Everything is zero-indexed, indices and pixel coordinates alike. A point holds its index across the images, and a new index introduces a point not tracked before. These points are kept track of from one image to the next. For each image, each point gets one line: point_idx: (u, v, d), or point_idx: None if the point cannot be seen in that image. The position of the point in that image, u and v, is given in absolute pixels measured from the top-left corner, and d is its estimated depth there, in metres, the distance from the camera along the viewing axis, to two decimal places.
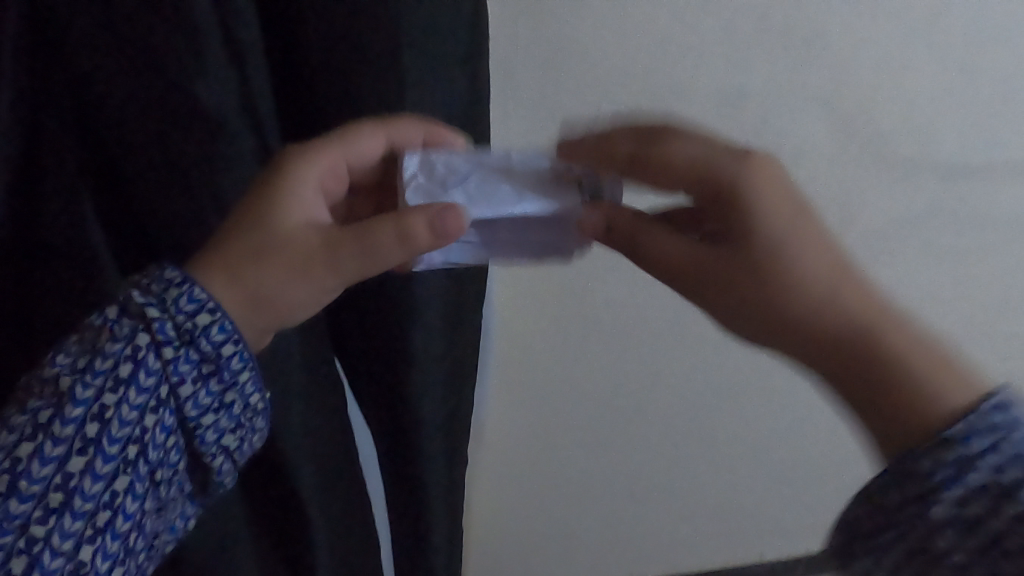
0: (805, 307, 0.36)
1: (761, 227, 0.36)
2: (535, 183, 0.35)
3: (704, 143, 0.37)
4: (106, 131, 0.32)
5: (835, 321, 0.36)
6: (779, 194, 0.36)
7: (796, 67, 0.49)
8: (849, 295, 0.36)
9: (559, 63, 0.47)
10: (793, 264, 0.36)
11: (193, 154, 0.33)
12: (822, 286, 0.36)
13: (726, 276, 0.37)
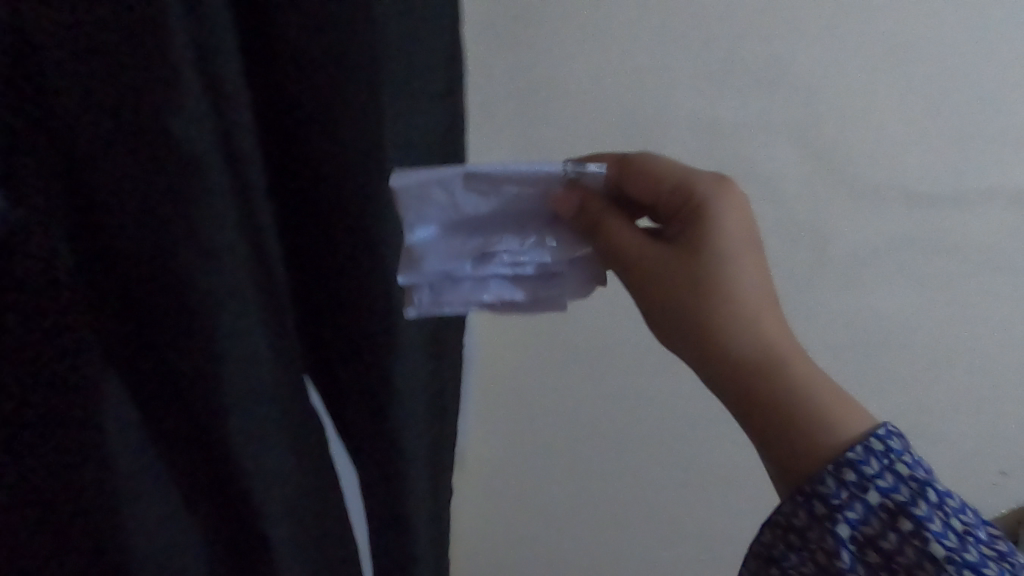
0: (733, 329, 0.37)
1: (716, 243, 0.37)
2: (521, 199, 0.34)
3: (684, 166, 0.39)
4: None
5: (762, 347, 0.37)
6: (745, 237, 0.38)
7: (765, 104, 0.49)
8: (776, 332, 0.37)
9: (538, 90, 0.49)
10: (733, 281, 0.37)
11: None
12: (753, 314, 0.37)
13: (668, 275, 0.37)
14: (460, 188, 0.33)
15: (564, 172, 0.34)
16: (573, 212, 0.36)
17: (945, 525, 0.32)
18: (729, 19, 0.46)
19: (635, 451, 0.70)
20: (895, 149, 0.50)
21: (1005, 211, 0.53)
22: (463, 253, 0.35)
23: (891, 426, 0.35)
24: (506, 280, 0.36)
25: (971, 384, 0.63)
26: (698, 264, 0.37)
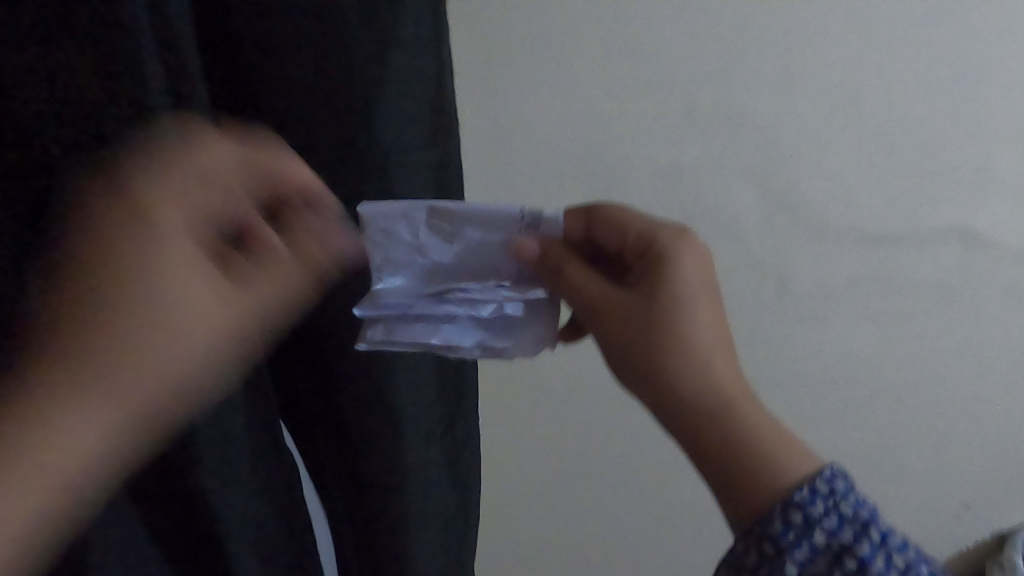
0: (682, 367, 0.37)
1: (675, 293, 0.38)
2: (483, 244, 0.36)
3: (650, 216, 0.40)
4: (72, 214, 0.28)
5: (714, 388, 0.37)
6: (703, 287, 0.39)
7: (724, 155, 0.51)
8: (723, 375, 0.38)
9: (504, 134, 0.50)
10: (687, 325, 0.38)
11: None
12: (704, 357, 0.37)
13: (622, 318, 0.38)
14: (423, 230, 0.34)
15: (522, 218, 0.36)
16: (537, 262, 0.36)
17: (888, 563, 0.32)
18: (692, 69, 0.48)
19: (615, 492, 0.70)
20: (847, 190, 0.53)
21: (953, 250, 0.55)
22: (421, 296, 0.35)
23: (835, 467, 0.35)
24: (464, 317, 0.36)
25: (938, 418, 0.65)
26: (648, 309, 0.38)
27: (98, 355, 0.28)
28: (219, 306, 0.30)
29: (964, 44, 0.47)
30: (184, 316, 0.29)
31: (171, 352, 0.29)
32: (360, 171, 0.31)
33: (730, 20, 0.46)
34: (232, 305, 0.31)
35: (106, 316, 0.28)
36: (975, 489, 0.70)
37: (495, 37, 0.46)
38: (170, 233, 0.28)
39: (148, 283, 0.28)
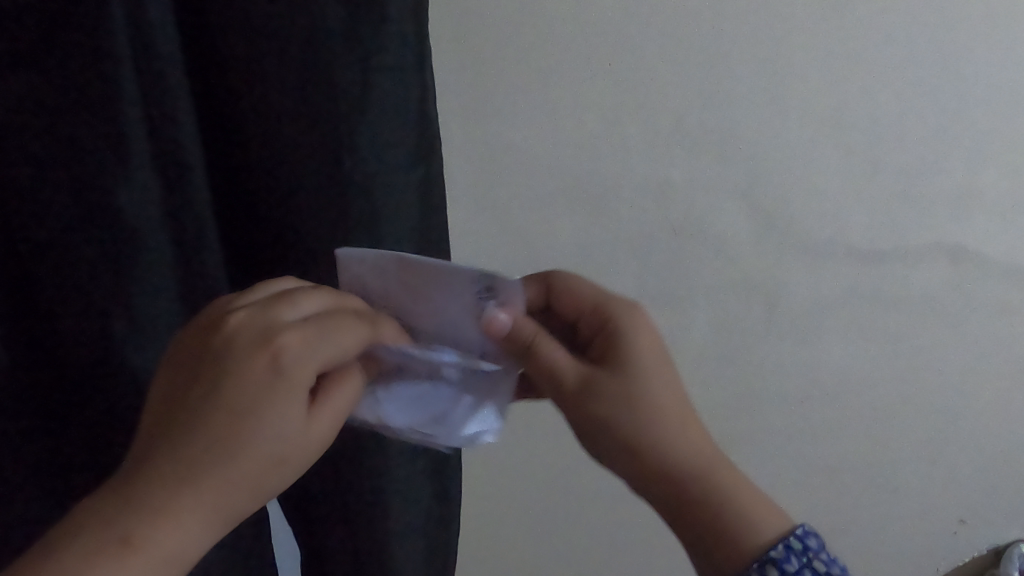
0: (654, 430, 0.40)
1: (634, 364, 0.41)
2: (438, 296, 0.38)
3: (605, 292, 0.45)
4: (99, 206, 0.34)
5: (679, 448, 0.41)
6: (656, 357, 0.42)
7: (718, 171, 0.52)
8: (690, 434, 0.41)
9: (496, 157, 0.51)
10: (652, 389, 0.41)
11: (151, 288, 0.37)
12: (673, 417, 0.41)
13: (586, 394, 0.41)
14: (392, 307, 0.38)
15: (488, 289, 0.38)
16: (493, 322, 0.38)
17: None
18: (685, 88, 0.48)
19: (612, 511, 0.70)
20: (837, 208, 0.53)
21: (944, 265, 0.56)
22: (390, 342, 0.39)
23: (806, 527, 0.38)
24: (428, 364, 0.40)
25: (933, 432, 0.65)
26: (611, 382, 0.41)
27: (226, 445, 0.31)
28: (316, 412, 0.34)
29: (950, 64, 0.48)
30: (287, 422, 0.33)
31: (278, 450, 0.32)
32: (321, 169, 0.37)
33: (717, 42, 0.47)
34: (320, 412, 0.34)
35: (231, 415, 0.31)
36: (972, 502, 0.70)
37: (485, 61, 0.47)
38: (292, 352, 0.33)
39: (267, 389, 0.32)
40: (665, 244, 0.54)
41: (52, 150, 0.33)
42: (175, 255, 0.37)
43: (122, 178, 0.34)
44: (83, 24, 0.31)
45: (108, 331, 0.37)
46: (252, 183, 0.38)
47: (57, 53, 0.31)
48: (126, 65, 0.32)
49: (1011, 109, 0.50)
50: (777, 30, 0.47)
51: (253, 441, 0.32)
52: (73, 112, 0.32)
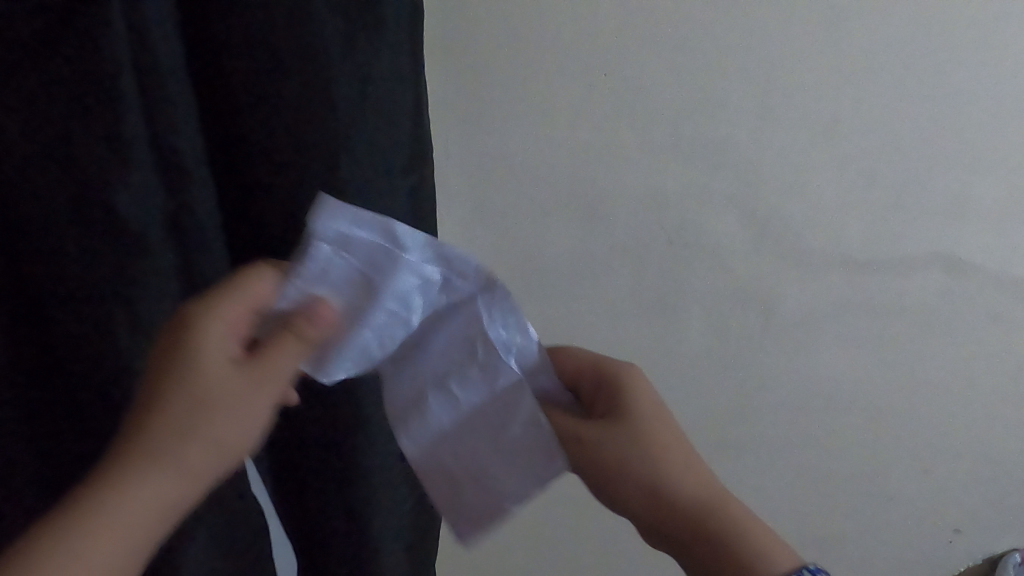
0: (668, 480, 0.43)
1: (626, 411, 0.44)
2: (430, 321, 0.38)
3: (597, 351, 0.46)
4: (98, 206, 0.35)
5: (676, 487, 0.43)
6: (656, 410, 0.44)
7: (712, 180, 0.52)
8: (696, 483, 0.43)
9: (492, 166, 0.51)
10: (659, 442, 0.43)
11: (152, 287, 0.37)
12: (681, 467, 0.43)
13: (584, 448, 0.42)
14: (380, 329, 0.37)
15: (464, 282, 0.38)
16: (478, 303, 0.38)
17: None
18: (677, 100, 0.49)
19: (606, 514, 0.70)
20: (832, 219, 0.53)
21: (937, 276, 0.56)
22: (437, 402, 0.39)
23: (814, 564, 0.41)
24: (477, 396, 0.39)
25: (929, 441, 0.65)
26: (605, 431, 0.43)
27: (155, 442, 0.31)
28: (247, 391, 0.33)
29: (943, 76, 0.48)
30: (218, 408, 0.32)
31: (211, 435, 0.32)
32: (321, 186, 0.38)
33: (714, 54, 0.47)
34: (255, 390, 0.33)
35: (156, 415, 0.31)
36: (966, 512, 0.70)
37: (482, 72, 0.48)
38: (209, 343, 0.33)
39: (186, 382, 0.32)
40: (659, 252, 0.55)
41: (54, 150, 0.34)
42: (178, 258, 0.38)
43: (121, 185, 0.34)
44: (85, 33, 0.31)
45: (106, 333, 0.38)
46: (254, 195, 0.39)
47: (60, 62, 0.32)
48: (128, 74, 0.32)
49: (1007, 122, 0.50)
50: (773, 41, 0.47)
51: (183, 433, 0.32)
52: (74, 119, 0.33)
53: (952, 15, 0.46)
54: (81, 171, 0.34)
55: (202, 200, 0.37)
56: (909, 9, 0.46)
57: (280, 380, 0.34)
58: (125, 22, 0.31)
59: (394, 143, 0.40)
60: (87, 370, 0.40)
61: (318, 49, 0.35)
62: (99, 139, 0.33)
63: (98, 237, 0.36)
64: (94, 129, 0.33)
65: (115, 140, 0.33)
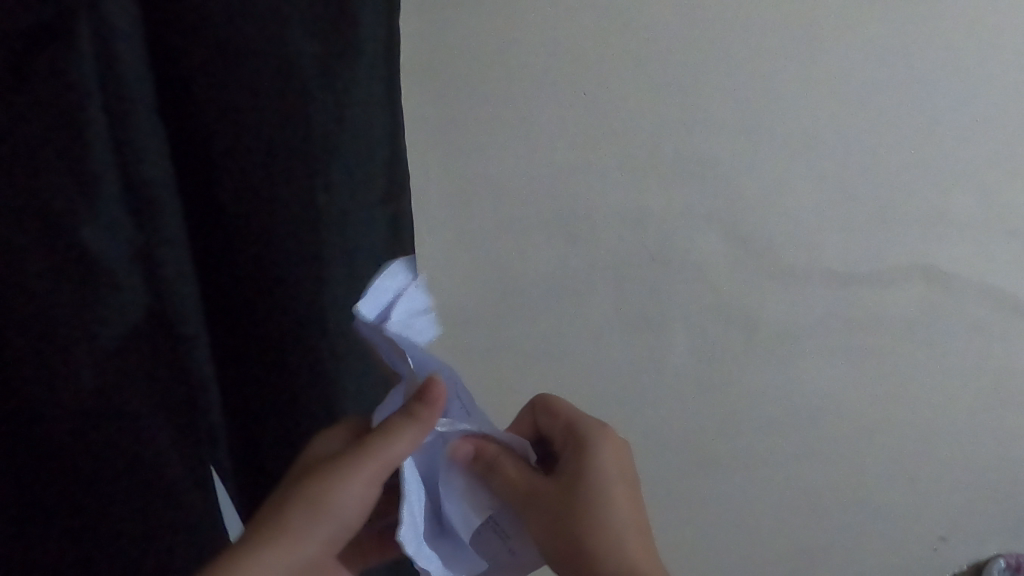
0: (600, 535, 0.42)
1: (587, 474, 0.43)
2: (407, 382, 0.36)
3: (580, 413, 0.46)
4: (70, 245, 0.37)
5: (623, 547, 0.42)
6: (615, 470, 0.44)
7: (691, 197, 0.52)
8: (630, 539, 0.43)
9: (474, 187, 0.52)
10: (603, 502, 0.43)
11: (123, 321, 0.40)
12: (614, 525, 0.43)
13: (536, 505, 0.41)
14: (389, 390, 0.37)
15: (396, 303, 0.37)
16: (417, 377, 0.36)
17: None
18: (656, 120, 0.49)
19: None
20: (811, 233, 0.54)
21: (916, 287, 0.57)
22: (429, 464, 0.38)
23: None
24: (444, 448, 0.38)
25: (913, 450, 0.66)
26: (563, 488, 0.43)
27: (294, 507, 0.38)
28: (367, 465, 0.37)
29: (915, 92, 0.49)
30: (340, 477, 0.38)
31: (341, 503, 0.38)
32: (298, 205, 0.38)
33: (691, 71, 0.48)
34: (373, 464, 0.37)
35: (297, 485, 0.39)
36: (951, 522, 0.71)
37: (462, 94, 0.48)
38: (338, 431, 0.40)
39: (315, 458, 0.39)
40: (641, 268, 0.55)
41: (28, 189, 0.36)
42: (145, 281, 0.40)
43: (88, 217, 0.37)
44: (53, 57, 0.33)
45: (73, 365, 0.40)
46: (230, 216, 0.39)
47: (29, 89, 0.34)
48: (95, 97, 0.35)
49: (978, 134, 0.51)
50: (748, 61, 0.48)
51: (312, 500, 0.38)
52: (41, 146, 0.35)
53: (921, 33, 0.47)
54: (55, 211, 0.36)
55: (166, 218, 0.39)
56: (880, 27, 0.47)
57: (389, 461, 0.36)
58: (93, 45, 0.34)
59: (372, 171, 0.40)
60: (51, 404, 0.41)
61: (295, 67, 0.36)
62: (71, 179, 0.36)
63: (69, 274, 0.38)
64: (67, 171, 0.36)
65: (82, 160, 0.35)
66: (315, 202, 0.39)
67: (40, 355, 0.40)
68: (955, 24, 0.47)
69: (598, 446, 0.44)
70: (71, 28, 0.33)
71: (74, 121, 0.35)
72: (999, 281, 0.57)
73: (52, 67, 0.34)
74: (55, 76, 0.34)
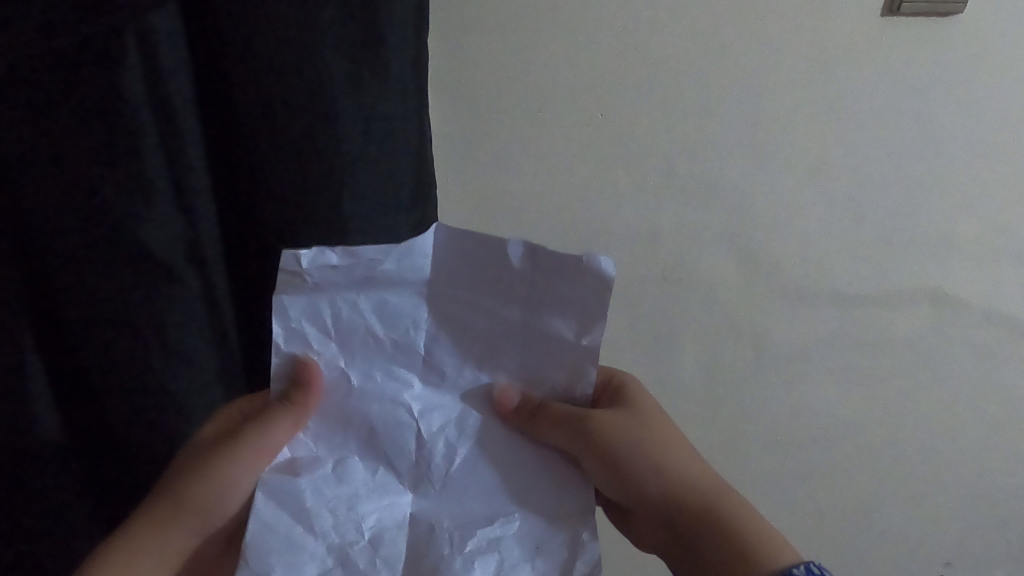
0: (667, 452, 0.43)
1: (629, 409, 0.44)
2: (376, 310, 0.39)
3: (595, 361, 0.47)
4: (116, 242, 0.39)
5: (696, 493, 0.42)
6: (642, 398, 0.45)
7: (703, 216, 0.53)
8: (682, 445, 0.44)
9: (490, 199, 0.52)
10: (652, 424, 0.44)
11: (163, 312, 0.41)
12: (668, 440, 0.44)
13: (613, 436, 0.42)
14: (353, 329, 0.39)
15: (532, 277, 0.38)
16: (386, 302, 0.40)
17: None
18: (669, 141, 0.50)
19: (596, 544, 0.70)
20: (822, 252, 0.55)
21: (924, 310, 0.57)
22: (391, 395, 0.40)
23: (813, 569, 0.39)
24: (395, 383, 0.41)
25: (920, 474, 0.66)
26: (636, 421, 0.43)
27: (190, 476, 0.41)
28: (249, 439, 0.40)
29: (927, 119, 0.50)
30: (223, 461, 0.40)
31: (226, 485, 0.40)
32: (325, 206, 0.40)
33: (706, 95, 0.49)
34: (255, 451, 0.40)
35: (186, 466, 0.41)
36: (955, 548, 0.71)
37: (481, 106, 0.48)
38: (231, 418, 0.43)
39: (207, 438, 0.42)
40: (651, 285, 0.56)
41: (82, 189, 0.38)
42: (191, 273, 0.42)
43: (142, 217, 0.39)
44: (104, 73, 0.35)
45: (119, 349, 0.42)
46: (261, 215, 0.41)
47: (88, 98, 0.36)
48: (145, 105, 0.36)
49: (984, 161, 0.52)
50: (762, 85, 0.49)
51: (198, 484, 0.40)
52: (90, 156, 0.37)
53: (935, 64, 0.48)
54: (108, 209, 0.38)
55: (204, 218, 0.41)
56: (894, 57, 0.48)
57: (266, 447, 0.40)
58: (140, 61, 0.35)
59: (395, 168, 0.41)
60: (92, 377, 0.44)
61: (326, 75, 0.37)
62: (123, 180, 0.37)
63: (114, 266, 0.40)
64: (121, 174, 0.37)
65: (135, 164, 0.37)
66: (342, 199, 0.40)
67: (88, 335, 0.42)
68: (965, 52, 0.48)
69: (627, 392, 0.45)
70: (119, 44, 0.35)
71: (128, 127, 0.36)
72: (1005, 307, 0.57)
73: (106, 76, 0.35)
74: (110, 85, 0.35)
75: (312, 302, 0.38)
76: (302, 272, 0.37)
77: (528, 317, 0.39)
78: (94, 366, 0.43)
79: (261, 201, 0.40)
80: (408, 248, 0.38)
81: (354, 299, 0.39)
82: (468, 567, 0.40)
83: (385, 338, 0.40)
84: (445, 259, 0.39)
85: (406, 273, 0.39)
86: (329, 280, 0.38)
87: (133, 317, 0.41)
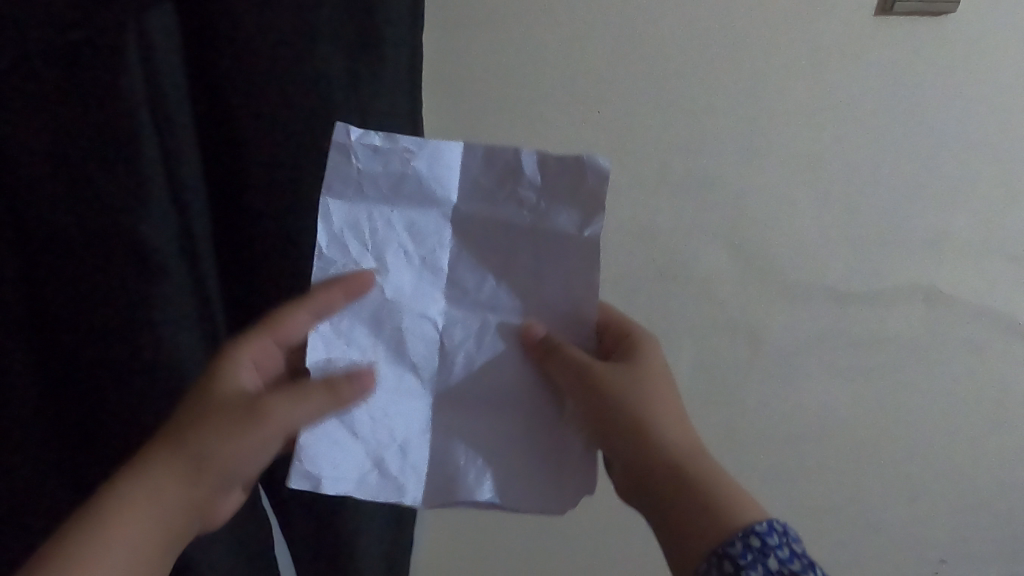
0: (660, 420, 0.43)
1: (638, 369, 0.45)
2: (408, 223, 0.42)
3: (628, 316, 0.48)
4: (113, 243, 0.39)
5: (669, 456, 0.42)
6: (659, 370, 0.45)
7: (700, 215, 0.53)
8: (677, 426, 0.43)
9: None
10: (653, 391, 0.44)
11: (160, 313, 0.41)
12: (666, 410, 0.44)
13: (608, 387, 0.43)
14: (384, 241, 0.41)
15: (542, 185, 0.41)
16: (415, 217, 0.42)
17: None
18: (664, 142, 0.51)
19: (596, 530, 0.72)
20: (818, 251, 0.55)
21: (920, 308, 0.58)
22: (419, 308, 0.43)
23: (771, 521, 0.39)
24: (422, 299, 0.43)
25: (916, 472, 0.66)
26: (636, 379, 0.44)
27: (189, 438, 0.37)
28: (277, 410, 0.38)
29: (920, 120, 0.50)
30: (236, 429, 0.38)
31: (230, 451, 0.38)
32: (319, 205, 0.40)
33: (702, 95, 0.49)
34: (277, 422, 0.38)
35: (186, 429, 0.37)
36: (951, 546, 0.71)
37: (478, 104, 0.49)
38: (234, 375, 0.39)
39: (211, 411, 0.38)
40: (647, 283, 0.56)
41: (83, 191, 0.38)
42: (188, 274, 0.42)
43: (138, 221, 0.38)
44: (100, 79, 0.35)
45: (118, 350, 0.42)
46: (260, 216, 0.41)
47: (87, 100, 0.36)
48: (141, 109, 0.36)
49: (978, 160, 0.52)
50: (758, 85, 0.49)
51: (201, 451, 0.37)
52: (89, 161, 0.37)
53: (929, 64, 0.49)
54: (107, 211, 0.38)
55: (200, 221, 0.41)
56: (888, 58, 0.48)
57: (292, 421, 0.39)
58: (139, 66, 0.35)
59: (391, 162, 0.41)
60: (90, 377, 0.44)
61: (322, 78, 0.37)
62: (121, 183, 0.37)
63: (112, 268, 0.40)
64: (120, 178, 0.37)
65: (132, 167, 0.37)
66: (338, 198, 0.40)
67: (88, 335, 0.42)
68: (958, 52, 0.48)
69: (646, 353, 0.46)
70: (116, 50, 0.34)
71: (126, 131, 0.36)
72: (1000, 304, 0.58)
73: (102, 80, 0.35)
74: (106, 88, 0.35)
75: (352, 206, 0.40)
76: (348, 146, 0.39)
77: (542, 220, 0.42)
78: (92, 367, 0.43)
79: (258, 199, 0.40)
80: (436, 152, 0.41)
81: (388, 212, 0.41)
82: (480, 478, 0.43)
83: (415, 251, 0.42)
84: (470, 175, 0.41)
85: (436, 183, 0.41)
86: (367, 171, 0.40)
87: (131, 318, 0.41)
